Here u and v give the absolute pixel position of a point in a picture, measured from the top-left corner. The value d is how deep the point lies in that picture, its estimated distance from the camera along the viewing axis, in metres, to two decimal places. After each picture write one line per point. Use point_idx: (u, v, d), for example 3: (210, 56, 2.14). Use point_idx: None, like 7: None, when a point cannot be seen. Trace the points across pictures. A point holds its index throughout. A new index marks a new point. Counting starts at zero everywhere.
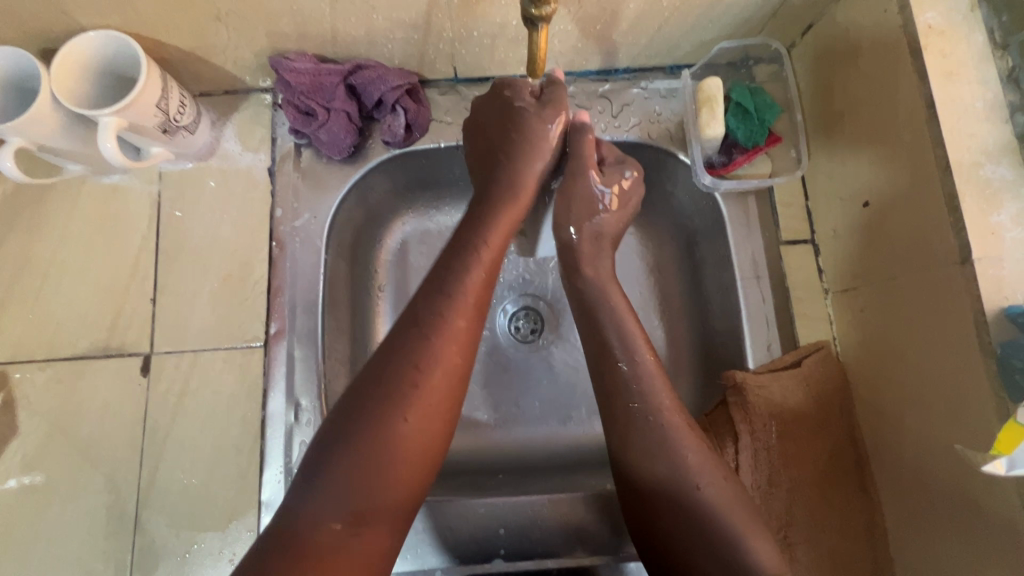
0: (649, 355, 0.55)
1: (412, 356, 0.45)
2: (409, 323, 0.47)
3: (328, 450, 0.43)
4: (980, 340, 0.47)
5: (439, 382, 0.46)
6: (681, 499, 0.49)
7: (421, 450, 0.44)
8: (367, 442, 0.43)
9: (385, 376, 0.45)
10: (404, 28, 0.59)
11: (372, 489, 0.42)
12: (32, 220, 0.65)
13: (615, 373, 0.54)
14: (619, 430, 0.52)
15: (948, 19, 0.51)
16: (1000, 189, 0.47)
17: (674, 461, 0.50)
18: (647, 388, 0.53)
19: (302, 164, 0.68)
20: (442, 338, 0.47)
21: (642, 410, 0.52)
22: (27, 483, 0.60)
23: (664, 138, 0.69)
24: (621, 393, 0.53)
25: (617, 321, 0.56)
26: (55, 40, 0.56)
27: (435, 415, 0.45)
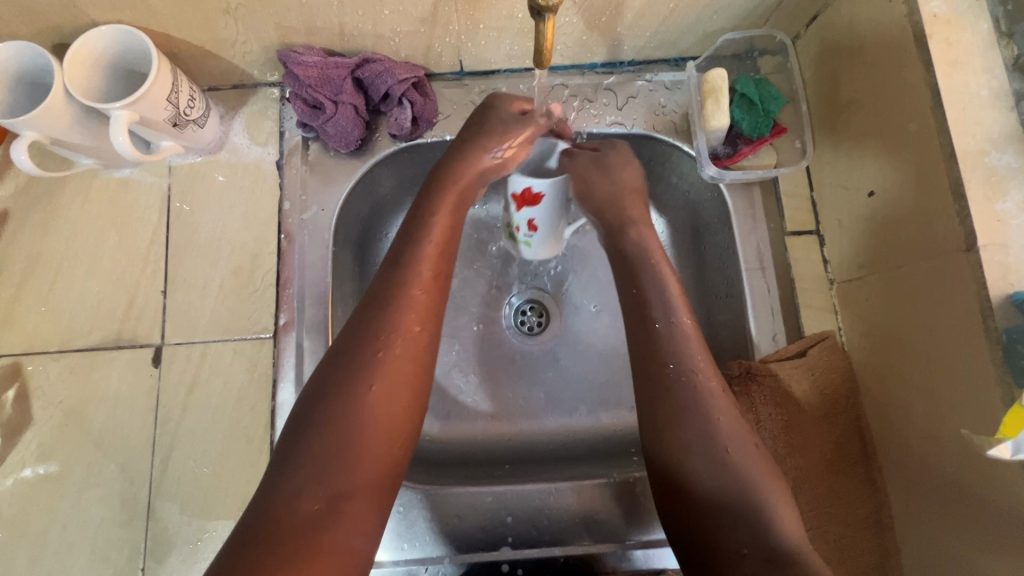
0: (686, 319, 0.55)
1: (377, 352, 0.47)
2: (381, 321, 0.49)
3: (305, 435, 0.44)
4: (985, 327, 0.47)
5: (410, 362, 0.48)
6: (709, 461, 0.49)
7: (389, 425, 0.46)
8: (336, 420, 0.44)
9: (354, 368, 0.47)
10: (411, 21, 0.59)
11: (345, 462, 0.43)
12: (44, 214, 0.66)
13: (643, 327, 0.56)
14: (655, 389, 0.53)
15: (952, 9, 0.51)
16: (1005, 177, 0.48)
17: (708, 418, 0.51)
18: (686, 349, 0.54)
19: (309, 157, 0.68)
20: (409, 325, 0.49)
21: (678, 369, 0.53)
22: (42, 472, 0.61)
23: (669, 130, 0.69)
24: (656, 352, 0.54)
25: (657, 282, 0.57)
26: (67, 36, 0.57)
27: (404, 400, 0.47)
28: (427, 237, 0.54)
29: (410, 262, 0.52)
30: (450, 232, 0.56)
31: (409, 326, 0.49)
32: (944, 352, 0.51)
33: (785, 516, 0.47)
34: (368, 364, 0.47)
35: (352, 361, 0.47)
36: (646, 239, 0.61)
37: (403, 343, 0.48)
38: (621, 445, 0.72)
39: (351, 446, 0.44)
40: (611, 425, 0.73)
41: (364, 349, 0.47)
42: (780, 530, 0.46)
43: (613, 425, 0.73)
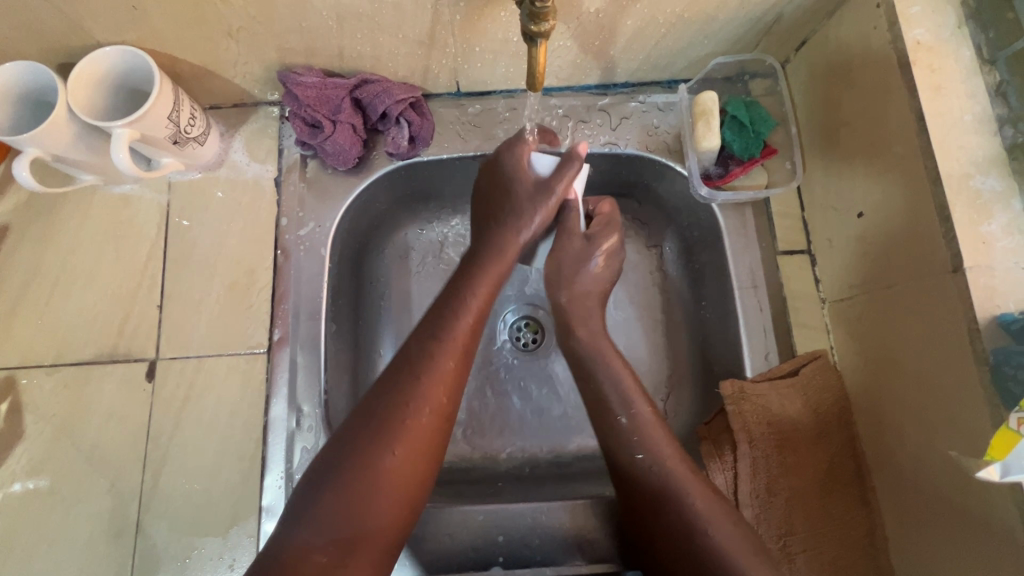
0: (644, 406, 0.58)
1: (397, 411, 0.48)
2: (408, 374, 0.51)
3: (324, 483, 0.46)
4: (972, 348, 0.47)
5: (428, 413, 0.49)
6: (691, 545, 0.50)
7: (404, 479, 0.47)
8: (353, 470, 0.46)
9: (376, 429, 0.48)
10: (408, 44, 0.60)
11: (359, 509, 0.45)
12: (44, 228, 0.67)
13: (613, 418, 0.58)
14: (630, 479, 0.55)
15: (936, 36, 0.53)
16: (989, 200, 0.49)
17: (684, 505, 0.52)
18: (656, 442, 0.56)
19: (307, 174, 0.69)
20: (426, 385, 0.50)
21: (647, 461, 0.54)
22: (32, 488, 0.60)
23: (662, 150, 0.70)
24: (626, 440, 0.56)
25: (613, 377, 0.60)
26: (72, 55, 0.58)
27: (420, 451, 0.49)
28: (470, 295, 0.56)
29: (437, 322, 0.54)
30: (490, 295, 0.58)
31: (432, 378, 0.51)
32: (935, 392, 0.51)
33: None
34: (395, 414, 0.48)
35: (380, 409, 0.49)
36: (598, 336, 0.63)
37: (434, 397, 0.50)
38: None
39: (367, 489, 0.46)
40: None
41: (392, 398, 0.49)
42: None
43: None
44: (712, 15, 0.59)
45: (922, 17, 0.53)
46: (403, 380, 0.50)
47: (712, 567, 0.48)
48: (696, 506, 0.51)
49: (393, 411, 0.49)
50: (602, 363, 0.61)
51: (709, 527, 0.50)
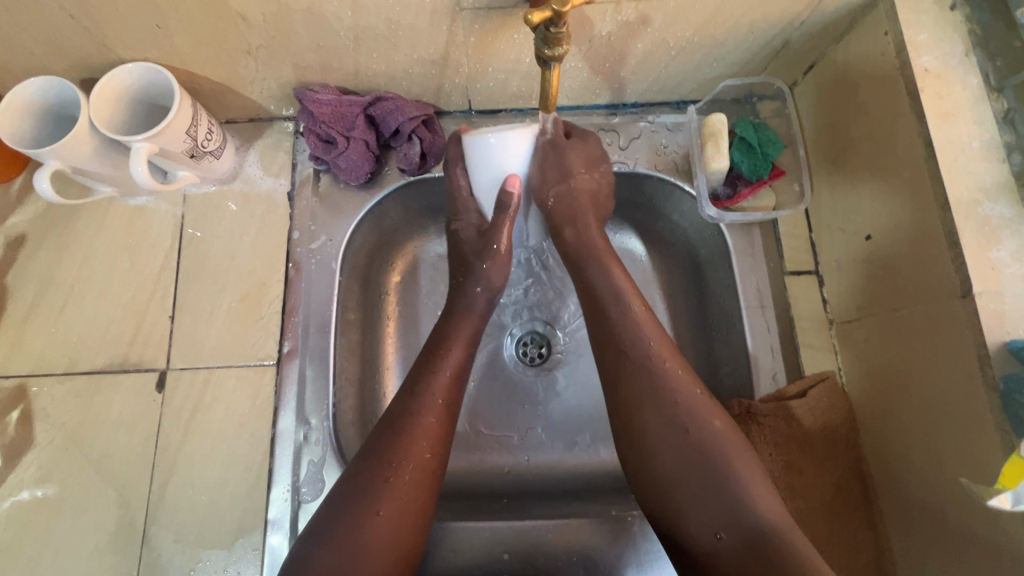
0: (636, 300, 0.58)
1: (381, 472, 0.50)
2: (389, 438, 0.52)
3: (316, 543, 0.47)
4: (983, 373, 0.47)
5: (413, 472, 0.51)
6: (678, 441, 0.51)
7: (391, 539, 0.48)
8: (343, 536, 0.47)
9: (363, 492, 0.49)
10: (423, 63, 0.62)
11: (353, 573, 0.46)
12: (60, 237, 0.68)
13: (650, 384, 0.53)
14: (616, 379, 0.55)
15: (944, 63, 0.53)
16: (998, 226, 0.49)
17: (669, 403, 0.52)
18: (701, 415, 0.52)
19: (320, 189, 0.70)
20: (407, 445, 0.52)
21: (635, 356, 0.55)
22: (39, 496, 0.61)
23: (670, 169, 0.71)
24: (664, 409, 0.52)
25: (604, 270, 0.60)
26: (95, 71, 0.60)
27: (409, 513, 0.49)
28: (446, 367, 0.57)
29: (422, 389, 0.55)
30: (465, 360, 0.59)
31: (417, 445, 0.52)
32: (935, 448, 0.52)
33: (761, 496, 0.48)
34: (377, 475, 0.50)
35: (362, 475, 0.50)
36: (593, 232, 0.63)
37: (417, 457, 0.51)
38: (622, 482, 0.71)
39: (358, 549, 0.47)
40: (610, 460, 0.72)
41: (375, 462, 0.51)
42: (760, 514, 0.47)
43: (613, 459, 0.73)
44: (722, 39, 0.60)
45: (931, 45, 0.54)
46: (385, 440, 0.52)
47: (771, 547, 0.45)
48: (747, 486, 0.48)
49: (374, 473, 0.50)
50: (635, 334, 0.56)
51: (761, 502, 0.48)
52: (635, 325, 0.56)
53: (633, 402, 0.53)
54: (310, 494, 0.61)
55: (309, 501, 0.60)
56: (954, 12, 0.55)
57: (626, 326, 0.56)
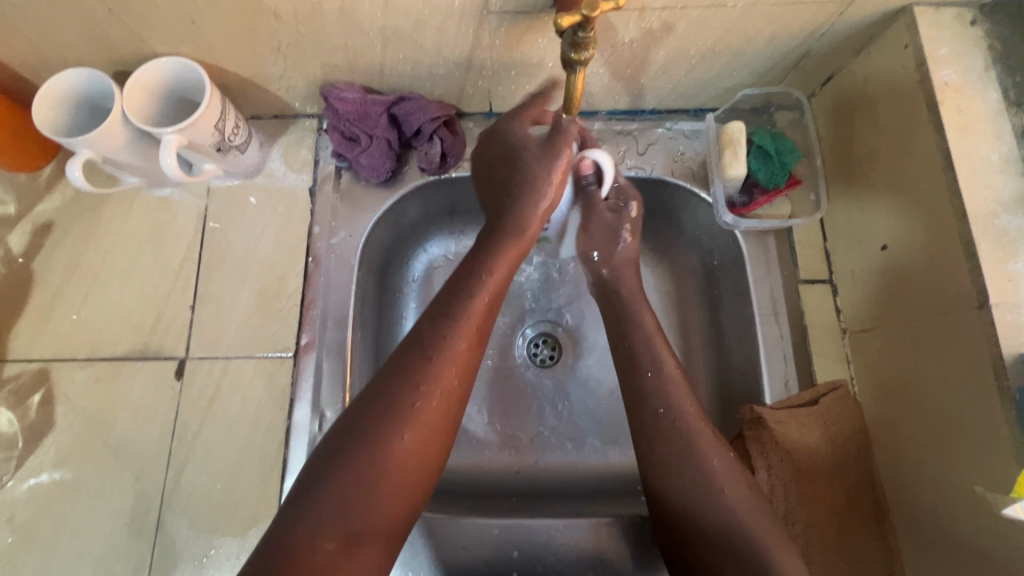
0: (674, 367, 0.58)
1: (409, 387, 0.47)
2: (420, 351, 0.49)
3: (329, 473, 0.44)
4: (998, 383, 0.48)
5: (438, 397, 0.48)
6: (703, 496, 0.51)
7: (419, 458, 0.46)
8: (360, 457, 0.44)
9: (386, 409, 0.46)
10: (448, 65, 0.63)
11: (368, 503, 0.44)
12: (87, 226, 0.69)
13: (681, 449, 0.53)
14: (648, 435, 0.55)
15: (963, 77, 0.54)
16: (1015, 238, 0.50)
17: (704, 464, 0.52)
18: (723, 482, 0.51)
19: (341, 185, 0.71)
20: (445, 364, 0.48)
21: (672, 416, 0.55)
22: (57, 478, 0.62)
23: (687, 176, 0.72)
24: (688, 481, 0.52)
25: (646, 337, 0.60)
26: (129, 64, 0.61)
27: (434, 442, 0.47)
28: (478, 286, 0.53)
29: (457, 299, 0.52)
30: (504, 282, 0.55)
31: (447, 367, 0.49)
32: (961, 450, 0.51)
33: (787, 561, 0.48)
34: (403, 392, 0.47)
35: (387, 391, 0.47)
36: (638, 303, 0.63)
37: (444, 377, 0.48)
38: (629, 484, 0.71)
39: (377, 477, 0.44)
40: (619, 462, 0.73)
41: (401, 379, 0.47)
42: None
43: (621, 462, 0.73)
44: (743, 48, 0.61)
45: (950, 59, 0.55)
46: (412, 357, 0.49)
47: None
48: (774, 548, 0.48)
49: (400, 391, 0.47)
50: (665, 396, 0.56)
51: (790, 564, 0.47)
52: (668, 389, 0.56)
53: (662, 464, 0.53)
54: None
55: None
56: (973, 28, 0.56)
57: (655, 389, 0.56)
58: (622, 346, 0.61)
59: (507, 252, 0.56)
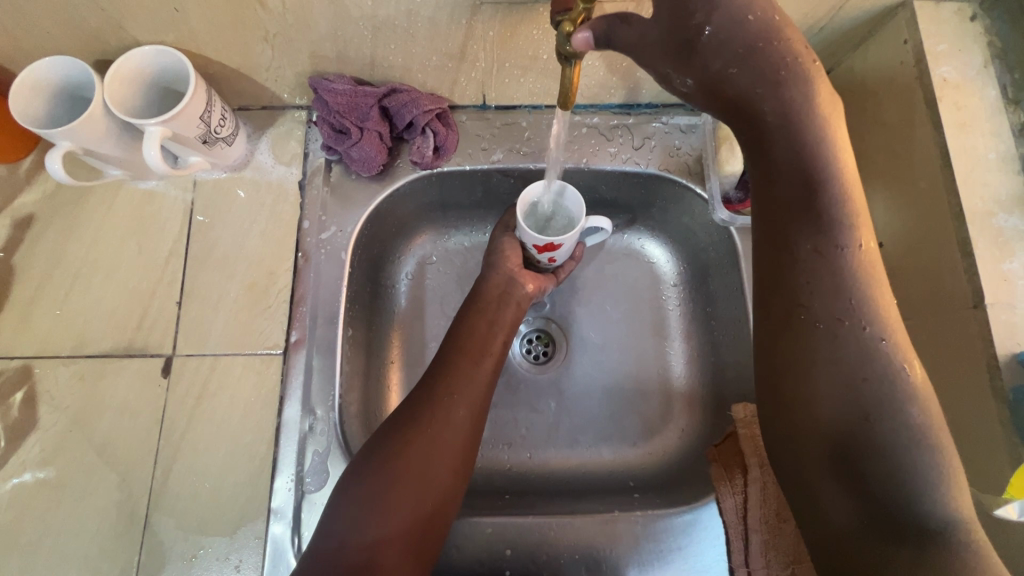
0: (854, 239, 0.45)
1: (417, 412, 0.56)
2: (430, 388, 0.58)
3: (352, 486, 0.52)
4: (991, 384, 0.48)
5: (444, 423, 0.55)
6: (847, 401, 0.43)
7: (429, 475, 0.53)
8: (377, 473, 0.52)
9: (396, 434, 0.54)
10: (440, 56, 0.61)
11: (382, 512, 0.50)
12: (68, 219, 0.67)
13: (841, 353, 0.44)
14: (783, 330, 0.46)
15: (962, 74, 0.54)
16: (1011, 238, 0.49)
17: (861, 363, 0.43)
18: (896, 395, 0.42)
19: (331, 179, 0.70)
20: (449, 393, 0.57)
21: (826, 307, 0.45)
22: (41, 478, 0.60)
23: (682, 171, 0.71)
24: (842, 395, 0.43)
25: (826, 192, 0.45)
26: (109, 53, 0.59)
27: (442, 459, 0.54)
28: (475, 334, 0.63)
29: (458, 344, 0.62)
30: (501, 328, 0.65)
31: (448, 394, 0.57)
32: None
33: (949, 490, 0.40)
34: (411, 419, 0.55)
35: (398, 422, 0.55)
36: (801, 102, 0.45)
37: (450, 409, 0.56)
38: (622, 481, 0.71)
39: (390, 491, 0.51)
40: (613, 459, 0.73)
41: (411, 408, 0.56)
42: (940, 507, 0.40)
43: (615, 459, 0.73)
44: None
45: (950, 55, 0.54)
46: (421, 391, 0.58)
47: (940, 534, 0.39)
48: (920, 461, 0.41)
49: (409, 419, 0.55)
50: (834, 289, 0.45)
51: (935, 486, 0.40)
52: (833, 268, 0.45)
53: (811, 372, 0.44)
54: (314, 484, 0.60)
55: (312, 491, 0.60)
56: (973, 24, 0.55)
57: (819, 269, 0.45)
58: (772, 207, 0.48)
59: (490, 315, 0.65)
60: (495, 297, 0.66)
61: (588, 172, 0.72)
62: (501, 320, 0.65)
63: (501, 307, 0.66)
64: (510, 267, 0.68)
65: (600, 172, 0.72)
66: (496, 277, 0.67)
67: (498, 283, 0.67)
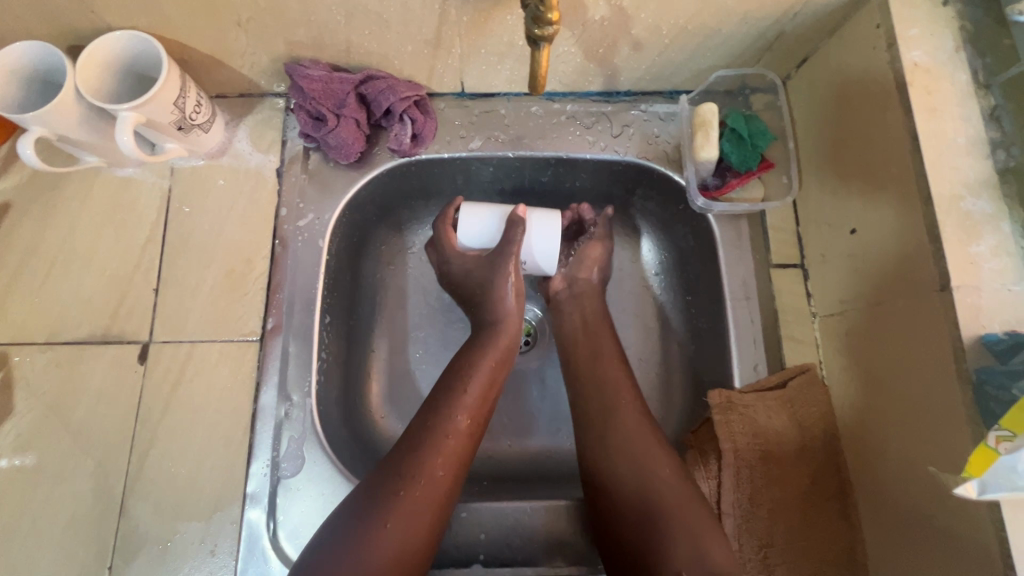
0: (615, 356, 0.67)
1: (398, 483, 0.53)
2: (410, 457, 0.55)
3: (323, 550, 0.50)
4: (957, 367, 0.48)
5: (426, 490, 0.54)
6: (635, 481, 0.57)
7: (404, 546, 0.51)
8: (351, 548, 0.50)
9: (377, 504, 0.52)
10: (415, 42, 0.61)
11: None
12: (44, 206, 0.67)
13: (623, 442, 0.60)
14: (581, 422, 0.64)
15: (933, 58, 0.54)
16: (979, 221, 0.50)
17: (637, 450, 0.59)
18: (654, 470, 0.57)
19: (309, 166, 0.70)
20: (432, 466, 0.55)
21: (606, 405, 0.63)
22: (18, 464, 0.61)
23: (660, 159, 0.71)
24: (629, 477, 0.58)
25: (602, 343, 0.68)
26: (81, 38, 0.59)
27: (417, 532, 0.52)
28: (466, 396, 0.59)
29: (445, 410, 0.58)
30: (490, 386, 0.61)
31: (432, 466, 0.55)
32: (911, 432, 0.53)
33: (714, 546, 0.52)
34: (391, 486, 0.53)
35: (380, 489, 0.53)
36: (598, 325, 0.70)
37: (432, 475, 0.54)
38: None
39: (365, 566, 0.49)
40: None
41: (394, 474, 0.54)
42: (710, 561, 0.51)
43: None
44: (715, 28, 0.60)
45: (922, 39, 0.54)
46: (400, 460, 0.55)
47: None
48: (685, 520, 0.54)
49: (390, 486, 0.53)
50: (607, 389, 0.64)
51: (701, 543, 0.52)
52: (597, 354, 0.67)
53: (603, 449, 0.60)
54: (290, 470, 0.61)
55: (288, 476, 0.61)
56: (946, 8, 0.55)
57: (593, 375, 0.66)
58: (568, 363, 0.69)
59: (484, 371, 0.62)
60: (498, 350, 0.64)
61: (567, 161, 0.72)
62: (488, 381, 0.61)
63: (501, 354, 0.64)
64: (516, 309, 0.66)
65: (578, 160, 0.72)
66: (509, 326, 0.65)
67: (508, 331, 0.65)
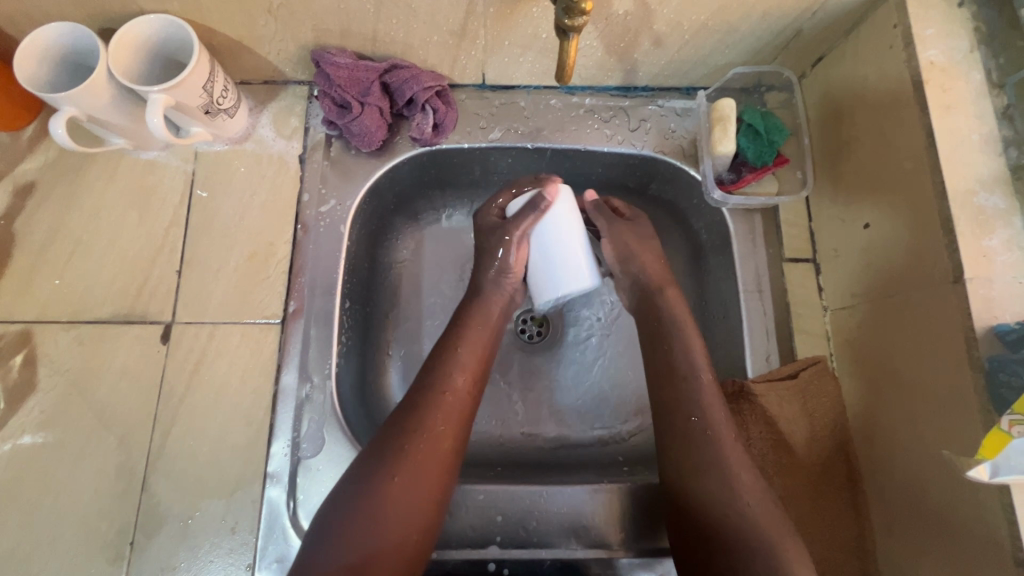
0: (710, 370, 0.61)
1: (402, 439, 0.55)
2: (411, 414, 0.57)
3: (336, 509, 0.52)
4: (970, 356, 0.49)
5: (430, 443, 0.55)
6: (723, 493, 0.55)
7: (414, 498, 0.53)
8: (363, 500, 0.52)
9: (383, 458, 0.54)
10: (441, 32, 0.62)
11: (370, 538, 0.50)
12: (69, 187, 0.68)
13: (715, 458, 0.57)
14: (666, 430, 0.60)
15: (949, 58, 0.55)
16: (992, 216, 0.51)
17: (728, 468, 0.56)
18: (745, 485, 0.55)
19: (331, 154, 0.71)
20: (432, 421, 0.56)
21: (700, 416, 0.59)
22: (40, 441, 0.61)
23: (677, 154, 0.72)
24: (715, 491, 0.55)
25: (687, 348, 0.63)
26: (112, 21, 0.60)
27: (426, 484, 0.54)
28: (462, 359, 0.62)
29: (440, 369, 0.60)
30: (484, 351, 0.64)
31: (433, 421, 0.57)
32: (922, 417, 0.54)
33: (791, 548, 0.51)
34: (396, 439, 0.55)
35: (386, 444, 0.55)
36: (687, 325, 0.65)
37: (434, 427, 0.56)
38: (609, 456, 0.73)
39: (377, 517, 0.51)
40: (602, 436, 0.74)
41: (396, 427, 0.56)
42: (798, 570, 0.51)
43: (606, 436, 0.74)
44: (735, 26, 0.62)
45: (938, 39, 0.56)
46: (402, 417, 0.57)
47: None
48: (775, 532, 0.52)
49: (394, 438, 0.55)
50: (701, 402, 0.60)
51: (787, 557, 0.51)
52: (692, 365, 0.62)
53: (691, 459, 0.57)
54: (309, 450, 0.62)
55: (308, 457, 0.62)
56: (961, 10, 0.57)
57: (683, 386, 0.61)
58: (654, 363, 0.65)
59: (479, 336, 0.64)
60: (488, 317, 0.66)
61: (584, 154, 0.74)
62: (482, 344, 0.64)
63: (491, 318, 0.66)
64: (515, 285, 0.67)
65: (596, 153, 0.73)
66: (498, 293, 0.66)
67: (500, 305, 0.67)
